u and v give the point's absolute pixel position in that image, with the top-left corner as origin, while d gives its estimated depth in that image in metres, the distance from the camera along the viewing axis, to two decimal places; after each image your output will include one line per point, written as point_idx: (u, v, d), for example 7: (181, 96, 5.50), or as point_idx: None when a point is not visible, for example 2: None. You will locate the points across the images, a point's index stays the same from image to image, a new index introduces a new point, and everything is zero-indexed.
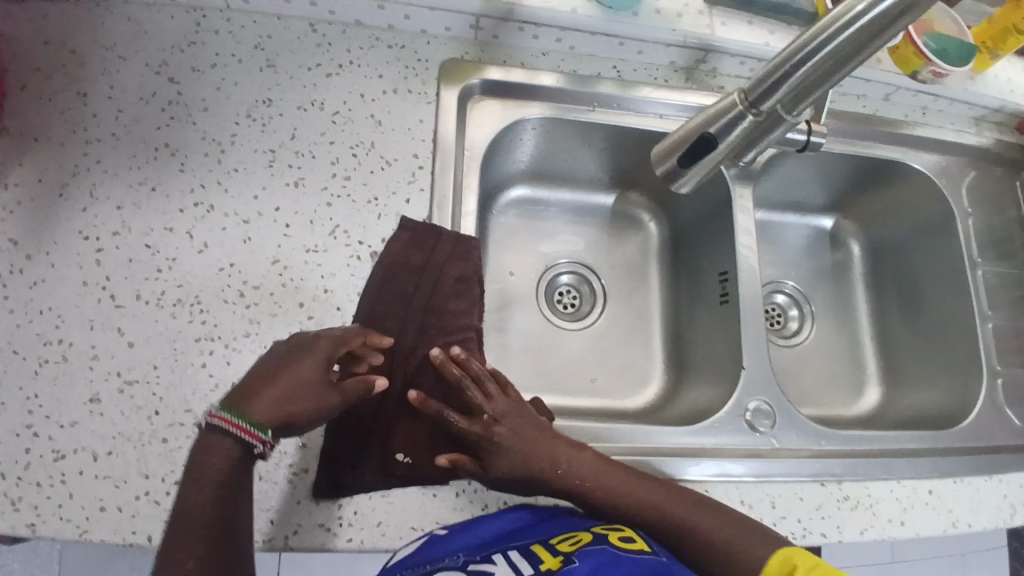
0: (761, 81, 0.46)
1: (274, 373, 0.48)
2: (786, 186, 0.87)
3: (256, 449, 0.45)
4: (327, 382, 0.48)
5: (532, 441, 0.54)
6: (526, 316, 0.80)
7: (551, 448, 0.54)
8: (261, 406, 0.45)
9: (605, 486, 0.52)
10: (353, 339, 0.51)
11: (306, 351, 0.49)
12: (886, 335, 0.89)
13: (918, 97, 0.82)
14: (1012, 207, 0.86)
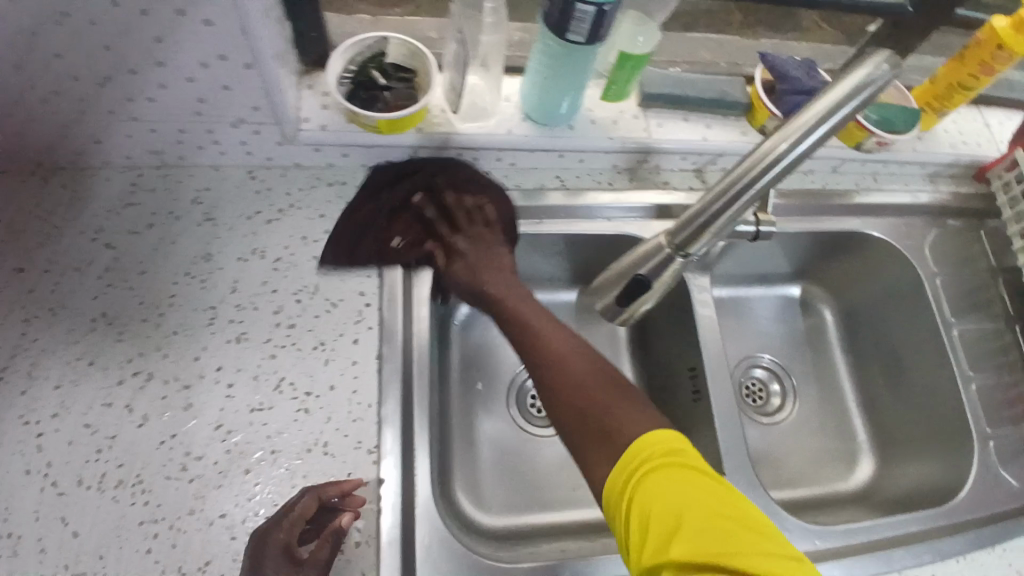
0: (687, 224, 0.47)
1: None
2: (747, 262, 0.87)
3: None
4: (303, 568, 0.50)
5: (492, 274, 0.63)
6: (497, 429, 0.80)
7: (497, 273, 0.63)
8: None
9: (520, 303, 0.60)
10: (305, 500, 0.52)
11: (266, 557, 0.50)
12: (872, 402, 0.87)
13: (867, 165, 0.82)
14: (981, 258, 0.85)
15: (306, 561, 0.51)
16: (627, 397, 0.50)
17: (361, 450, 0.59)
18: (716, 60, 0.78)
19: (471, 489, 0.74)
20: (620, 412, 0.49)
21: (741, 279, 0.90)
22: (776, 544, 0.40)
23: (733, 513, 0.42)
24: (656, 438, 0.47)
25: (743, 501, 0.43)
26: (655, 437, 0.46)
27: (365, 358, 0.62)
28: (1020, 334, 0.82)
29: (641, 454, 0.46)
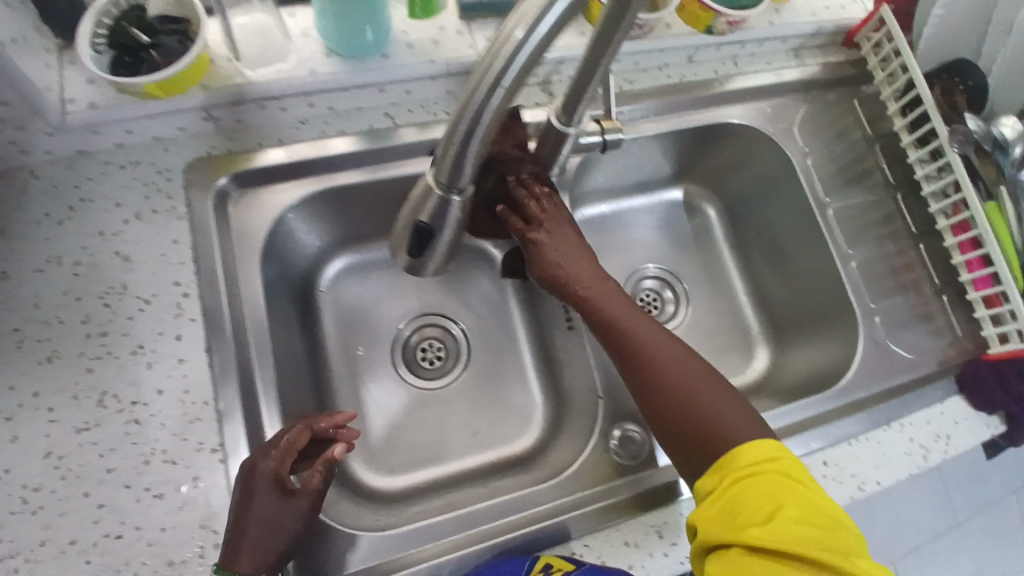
0: (447, 167, 0.42)
1: (244, 521, 0.51)
2: (620, 173, 0.83)
3: None
4: (295, 503, 0.53)
5: (567, 259, 0.65)
6: (385, 385, 0.77)
7: (583, 254, 0.65)
8: (246, 559, 0.50)
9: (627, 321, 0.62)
10: (297, 433, 0.55)
11: (258, 490, 0.52)
12: (760, 291, 0.86)
13: (723, 49, 0.76)
14: (855, 128, 0.82)
15: (298, 492, 0.54)
16: (695, 366, 0.59)
17: (204, 451, 0.56)
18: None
19: (366, 454, 0.72)
20: (707, 397, 0.57)
21: (620, 191, 0.86)
22: (851, 551, 0.46)
23: (812, 517, 0.48)
24: (753, 449, 0.52)
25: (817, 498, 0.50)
26: (751, 450, 0.52)
27: (193, 354, 0.58)
28: (902, 201, 0.79)
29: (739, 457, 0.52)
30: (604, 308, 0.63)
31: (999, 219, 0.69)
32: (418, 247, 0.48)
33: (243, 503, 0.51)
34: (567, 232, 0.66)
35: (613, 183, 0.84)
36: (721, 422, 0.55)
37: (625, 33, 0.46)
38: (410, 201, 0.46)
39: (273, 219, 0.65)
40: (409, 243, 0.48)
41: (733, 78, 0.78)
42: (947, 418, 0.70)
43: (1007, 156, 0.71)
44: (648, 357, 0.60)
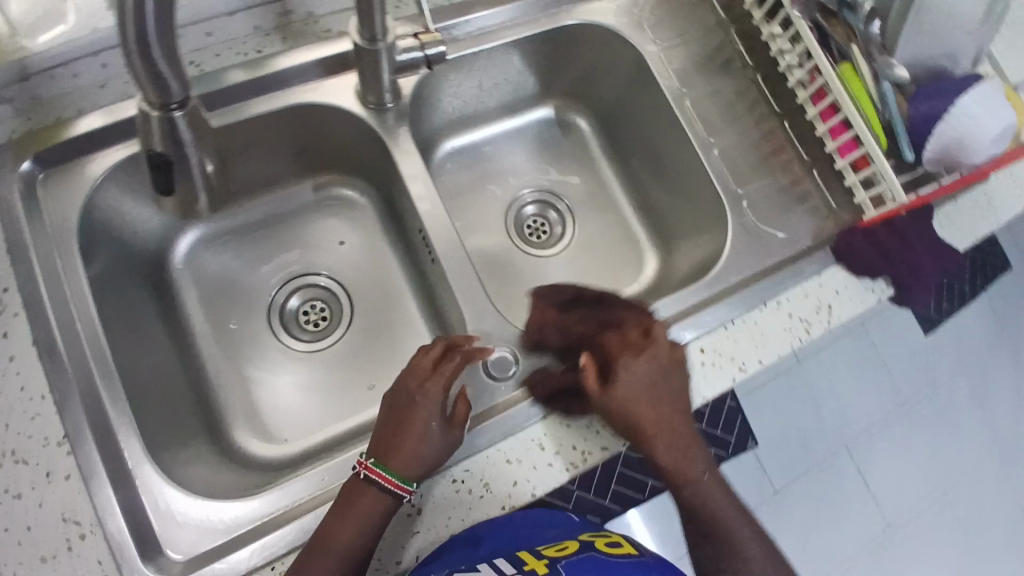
0: (147, 76, 0.39)
1: (400, 427, 0.55)
2: (474, 97, 0.79)
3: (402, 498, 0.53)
4: (453, 430, 0.56)
5: (648, 406, 0.57)
6: (265, 352, 0.74)
7: (669, 391, 0.58)
8: (401, 459, 0.54)
9: (679, 449, 0.57)
10: (444, 353, 0.60)
11: (428, 395, 0.56)
12: (643, 197, 0.85)
13: None
14: (709, 14, 0.79)
15: (454, 418, 0.57)
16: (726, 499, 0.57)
17: (50, 446, 0.53)
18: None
19: (256, 429, 0.70)
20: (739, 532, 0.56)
21: (485, 118, 0.84)
22: None
23: None
24: None
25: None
26: None
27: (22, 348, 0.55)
28: (762, 83, 0.77)
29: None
30: (659, 436, 0.57)
31: (856, 80, 0.67)
32: (163, 181, 0.45)
33: (411, 402, 0.56)
34: (658, 385, 0.58)
35: (469, 111, 0.81)
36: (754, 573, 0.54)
37: None
38: (138, 131, 0.43)
39: (88, 194, 0.61)
40: (154, 182, 0.45)
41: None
42: (828, 288, 0.69)
43: (854, 14, 0.68)
44: (698, 498, 0.56)
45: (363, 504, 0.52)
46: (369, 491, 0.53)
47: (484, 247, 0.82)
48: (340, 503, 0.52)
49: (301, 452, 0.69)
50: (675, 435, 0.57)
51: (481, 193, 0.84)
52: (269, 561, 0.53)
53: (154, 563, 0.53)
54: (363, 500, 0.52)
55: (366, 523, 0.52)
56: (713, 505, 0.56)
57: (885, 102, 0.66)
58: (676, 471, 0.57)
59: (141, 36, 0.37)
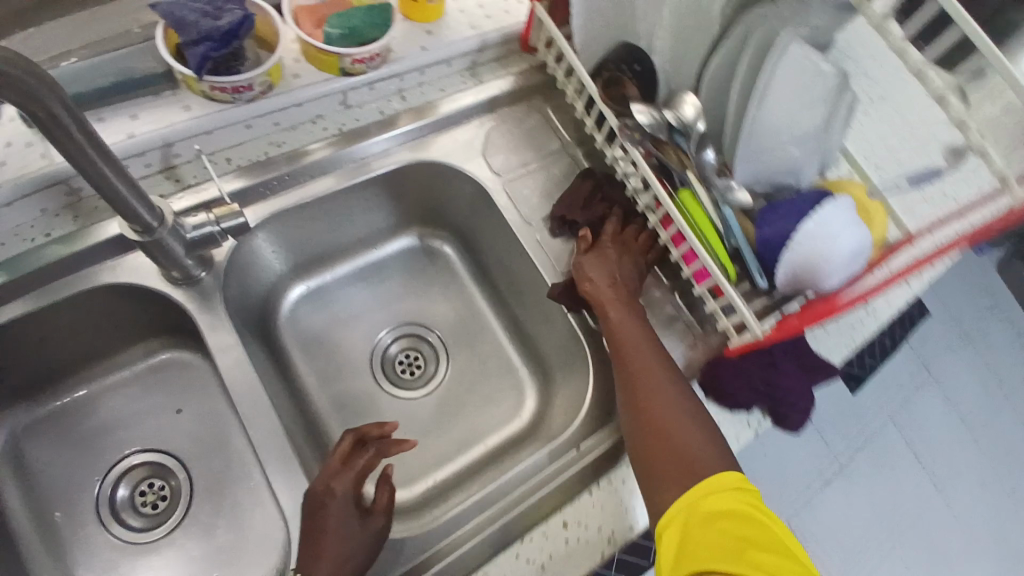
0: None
1: (320, 531, 0.53)
2: (317, 240, 0.74)
3: None
4: (374, 519, 0.56)
5: (599, 273, 0.65)
6: (89, 554, 0.65)
7: (622, 266, 0.66)
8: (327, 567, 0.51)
9: (636, 330, 0.62)
10: (366, 449, 0.60)
11: (340, 496, 0.55)
12: (516, 324, 0.80)
13: (377, 87, 0.68)
14: (556, 136, 0.75)
15: (373, 509, 0.57)
16: (691, 404, 0.57)
17: None
18: (109, 22, 0.59)
19: None
20: (683, 433, 0.55)
21: (339, 254, 0.78)
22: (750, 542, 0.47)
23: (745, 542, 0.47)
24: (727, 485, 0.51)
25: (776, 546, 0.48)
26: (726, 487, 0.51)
27: None
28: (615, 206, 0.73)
29: (705, 502, 0.50)
30: (618, 318, 0.63)
31: (698, 208, 0.63)
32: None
33: (325, 505, 0.55)
34: (627, 261, 0.67)
35: (314, 254, 0.75)
36: (684, 442, 0.54)
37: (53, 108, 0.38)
38: None
39: None
40: None
41: (428, 108, 0.71)
42: None
43: (686, 138, 0.64)
44: (646, 374, 0.59)
45: None
46: None
47: (343, 397, 0.75)
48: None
49: None
50: (638, 327, 0.63)
51: (339, 336, 0.78)
52: None
53: None
54: None
55: None
56: (663, 384, 0.58)
57: (729, 230, 0.62)
58: (619, 335, 0.62)
59: None
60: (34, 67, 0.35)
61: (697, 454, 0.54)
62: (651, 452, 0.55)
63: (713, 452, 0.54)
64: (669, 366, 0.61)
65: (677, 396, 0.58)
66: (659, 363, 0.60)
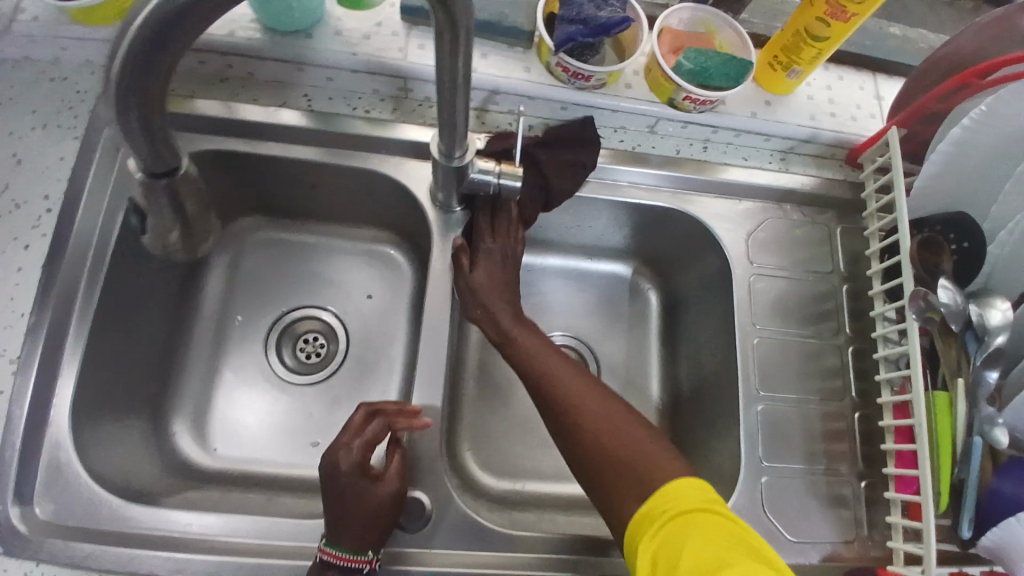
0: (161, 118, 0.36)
1: (333, 502, 0.54)
2: (552, 225, 0.76)
3: (363, 569, 0.52)
4: (387, 483, 0.55)
5: (498, 298, 0.62)
6: (247, 361, 0.74)
7: (500, 296, 0.62)
8: (347, 532, 0.52)
9: (531, 357, 0.59)
10: (372, 424, 0.56)
11: (343, 472, 0.54)
12: (674, 403, 0.76)
13: (688, 128, 0.68)
14: (829, 259, 0.69)
15: (385, 474, 0.55)
16: (627, 419, 0.54)
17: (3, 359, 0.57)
18: None
19: (194, 427, 0.70)
20: (627, 437, 0.53)
21: (560, 247, 0.80)
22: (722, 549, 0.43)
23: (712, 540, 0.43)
24: (679, 486, 0.48)
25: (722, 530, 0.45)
26: (676, 492, 0.48)
27: (30, 266, 0.59)
28: (852, 355, 0.67)
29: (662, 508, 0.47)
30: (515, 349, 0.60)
31: (944, 421, 0.55)
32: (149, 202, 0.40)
33: (330, 483, 0.54)
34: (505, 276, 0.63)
35: (540, 234, 0.78)
36: (609, 423, 0.53)
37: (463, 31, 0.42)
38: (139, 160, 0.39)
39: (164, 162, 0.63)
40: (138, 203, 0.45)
41: (715, 167, 0.69)
42: None
43: (977, 344, 0.56)
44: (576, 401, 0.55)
45: None
46: None
47: (490, 366, 0.77)
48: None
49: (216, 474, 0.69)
50: (545, 352, 0.59)
51: None
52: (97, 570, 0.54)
53: (18, 509, 0.55)
54: None
55: None
56: (561, 383, 0.56)
57: (969, 460, 0.55)
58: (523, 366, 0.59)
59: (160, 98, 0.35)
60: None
61: (619, 430, 0.53)
62: (596, 445, 0.52)
63: (645, 451, 0.51)
64: (581, 374, 0.57)
65: (595, 392, 0.56)
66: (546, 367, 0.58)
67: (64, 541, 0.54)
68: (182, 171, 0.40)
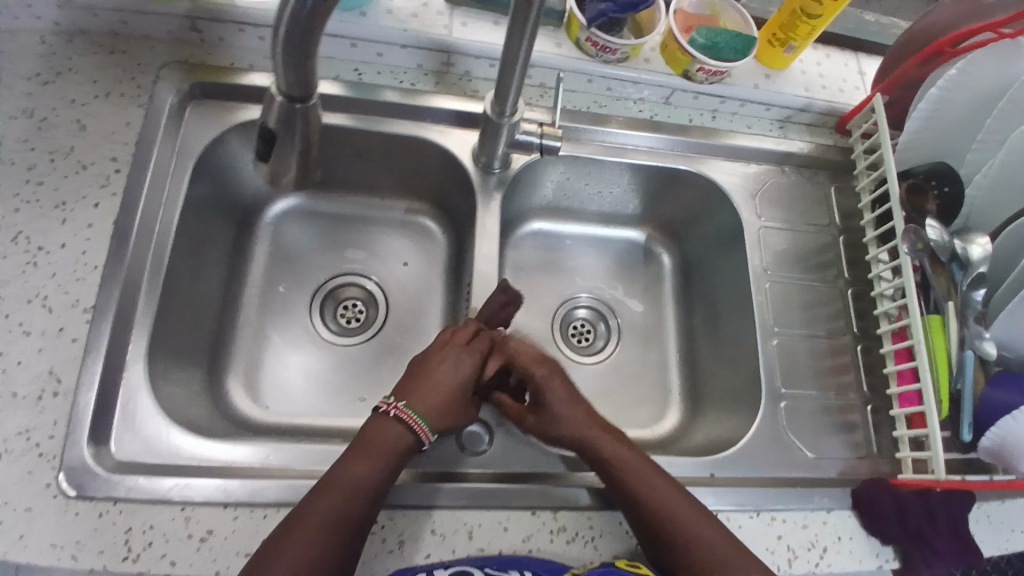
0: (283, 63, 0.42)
1: (433, 374, 0.61)
2: (576, 192, 0.83)
3: (421, 442, 0.58)
4: (470, 411, 0.62)
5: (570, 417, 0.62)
6: (294, 325, 0.78)
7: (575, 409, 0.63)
8: (426, 404, 0.59)
9: (630, 470, 0.58)
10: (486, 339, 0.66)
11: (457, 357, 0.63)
12: (691, 352, 0.83)
13: (699, 98, 0.76)
14: (826, 214, 0.78)
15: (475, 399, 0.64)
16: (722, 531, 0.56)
17: (77, 308, 0.60)
18: None
19: (248, 384, 0.74)
20: (730, 553, 0.54)
21: (580, 216, 0.87)
22: None
23: None
24: None
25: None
26: None
27: (102, 223, 0.62)
28: (851, 298, 0.76)
29: None
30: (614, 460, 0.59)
31: (940, 338, 0.64)
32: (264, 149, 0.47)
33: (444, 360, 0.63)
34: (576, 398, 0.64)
35: (564, 202, 0.84)
36: (704, 538, 0.54)
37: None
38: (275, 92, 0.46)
39: (222, 131, 0.68)
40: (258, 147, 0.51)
41: (723, 133, 0.78)
42: (829, 531, 0.64)
43: (963, 271, 0.66)
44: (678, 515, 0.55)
45: (362, 460, 0.55)
46: (390, 427, 0.57)
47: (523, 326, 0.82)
48: (351, 453, 0.55)
49: (269, 427, 0.71)
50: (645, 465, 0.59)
51: (543, 279, 0.86)
52: (181, 501, 0.56)
53: (97, 449, 0.57)
54: (360, 459, 0.55)
55: (363, 471, 0.54)
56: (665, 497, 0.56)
57: (962, 372, 0.63)
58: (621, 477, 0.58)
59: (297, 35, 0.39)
60: None
61: (717, 546, 0.54)
62: (696, 565, 0.53)
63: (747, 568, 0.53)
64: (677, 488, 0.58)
65: (693, 509, 0.56)
66: (648, 478, 0.58)
67: (144, 478, 0.57)
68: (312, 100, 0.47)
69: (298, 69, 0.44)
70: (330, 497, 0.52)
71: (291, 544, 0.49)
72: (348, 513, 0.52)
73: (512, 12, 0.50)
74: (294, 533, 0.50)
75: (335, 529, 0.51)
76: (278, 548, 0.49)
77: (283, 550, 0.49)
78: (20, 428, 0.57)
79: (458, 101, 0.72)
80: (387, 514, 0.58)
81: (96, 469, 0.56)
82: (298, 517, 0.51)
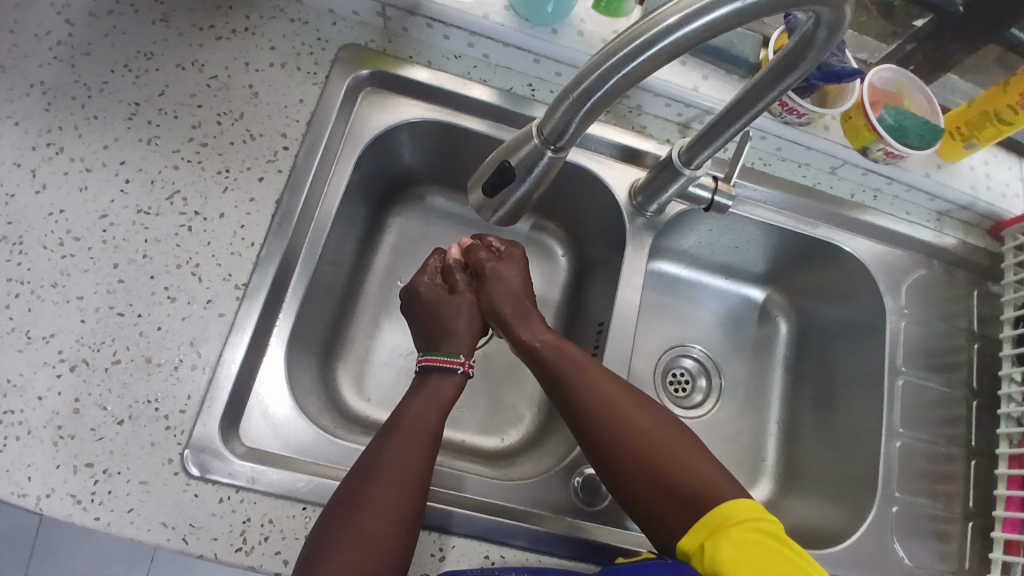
0: (556, 119, 0.41)
1: (433, 314, 0.65)
2: (711, 243, 0.81)
3: (457, 369, 0.63)
4: (457, 300, 0.66)
5: (509, 290, 0.67)
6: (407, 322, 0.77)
7: (513, 278, 0.67)
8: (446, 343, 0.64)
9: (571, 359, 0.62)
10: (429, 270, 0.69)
11: (424, 292, 0.67)
12: (793, 428, 0.81)
13: (868, 176, 0.74)
14: (963, 317, 0.76)
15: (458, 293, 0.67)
16: (668, 432, 0.57)
17: (228, 284, 0.59)
18: None
19: (356, 376, 0.73)
20: (680, 461, 0.55)
21: (706, 265, 0.85)
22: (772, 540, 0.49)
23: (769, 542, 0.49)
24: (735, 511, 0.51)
25: (809, 565, 0.49)
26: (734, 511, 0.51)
27: (264, 198, 0.61)
28: (974, 409, 0.74)
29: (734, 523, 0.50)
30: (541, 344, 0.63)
31: None
32: (492, 187, 0.47)
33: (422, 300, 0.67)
34: (518, 268, 0.69)
35: (697, 250, 0.82)
36: (648, 437, 0.57)
37: (787, 84, 0.46)
38: (516, 134, 0.45)
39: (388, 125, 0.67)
40: (486, 179, 0.47)
41: (880, 215, 0.76)
42: None
43: None
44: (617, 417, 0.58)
45: (417, 442, 0.57)
46: (439, 385, 0.62)
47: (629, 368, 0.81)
48: (384, 438, 0.56)
49: (372, 426, 0.70)
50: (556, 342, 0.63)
51: (656, 321, 0.84)
52: (306, 500, 0.55)
53: (224, 434, 0.56)
54: (416, 438, 0.57)
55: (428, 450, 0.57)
56: (616, 403, 0.59)
57: None
58: (564, 378, 0.60)
59: (579, 101, 0.39)
60: (818, 57, 0.43)
61: (661, 443, 0.56)
62: (639, 460, 0.56)
63: (694, 470, 0.55)
64: (620, 388, 0.60)
65: (640, 417, 0.58)
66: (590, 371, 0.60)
67: (274, 470, 0.56)
68: (564, 151, 0.44)
69: (572, 123, 0.41)
70: (378, 481, 0.53)
71: (350, 526, 0.50)
72: (402, 497, 0.52)
73: (744, 86, 0.48)
74: (356, 516, 0.51)
75: (394, 510, 0.51)
76: (337, 527, 0.50)
77: (341, 531, 0.50)
78: (150, 396, 0.55)
79: (622, 135, 0.70)
80: (498, 549, 0.57)
81: (220, 449, 0.55)
82: (357, 499, 0.52)
